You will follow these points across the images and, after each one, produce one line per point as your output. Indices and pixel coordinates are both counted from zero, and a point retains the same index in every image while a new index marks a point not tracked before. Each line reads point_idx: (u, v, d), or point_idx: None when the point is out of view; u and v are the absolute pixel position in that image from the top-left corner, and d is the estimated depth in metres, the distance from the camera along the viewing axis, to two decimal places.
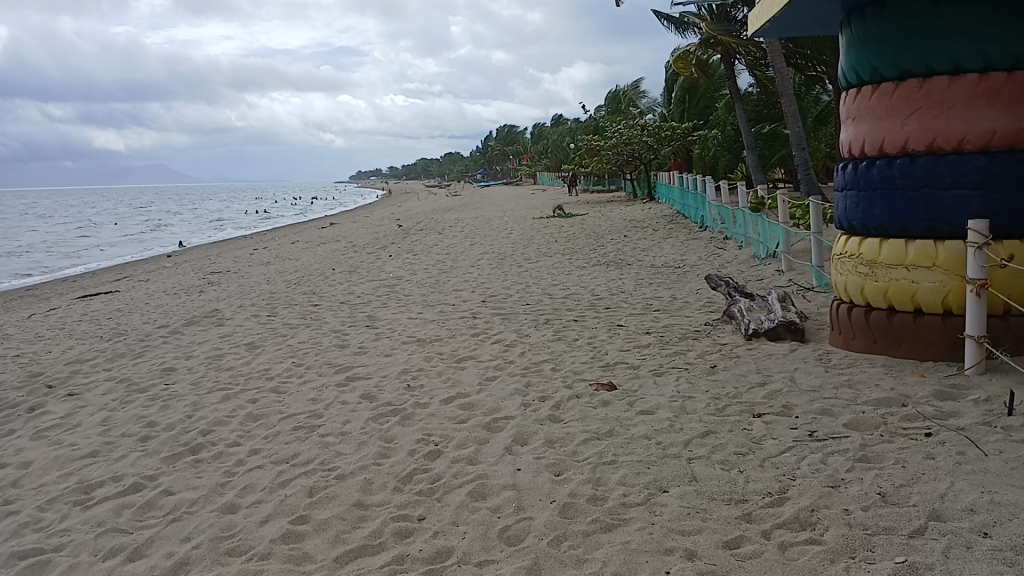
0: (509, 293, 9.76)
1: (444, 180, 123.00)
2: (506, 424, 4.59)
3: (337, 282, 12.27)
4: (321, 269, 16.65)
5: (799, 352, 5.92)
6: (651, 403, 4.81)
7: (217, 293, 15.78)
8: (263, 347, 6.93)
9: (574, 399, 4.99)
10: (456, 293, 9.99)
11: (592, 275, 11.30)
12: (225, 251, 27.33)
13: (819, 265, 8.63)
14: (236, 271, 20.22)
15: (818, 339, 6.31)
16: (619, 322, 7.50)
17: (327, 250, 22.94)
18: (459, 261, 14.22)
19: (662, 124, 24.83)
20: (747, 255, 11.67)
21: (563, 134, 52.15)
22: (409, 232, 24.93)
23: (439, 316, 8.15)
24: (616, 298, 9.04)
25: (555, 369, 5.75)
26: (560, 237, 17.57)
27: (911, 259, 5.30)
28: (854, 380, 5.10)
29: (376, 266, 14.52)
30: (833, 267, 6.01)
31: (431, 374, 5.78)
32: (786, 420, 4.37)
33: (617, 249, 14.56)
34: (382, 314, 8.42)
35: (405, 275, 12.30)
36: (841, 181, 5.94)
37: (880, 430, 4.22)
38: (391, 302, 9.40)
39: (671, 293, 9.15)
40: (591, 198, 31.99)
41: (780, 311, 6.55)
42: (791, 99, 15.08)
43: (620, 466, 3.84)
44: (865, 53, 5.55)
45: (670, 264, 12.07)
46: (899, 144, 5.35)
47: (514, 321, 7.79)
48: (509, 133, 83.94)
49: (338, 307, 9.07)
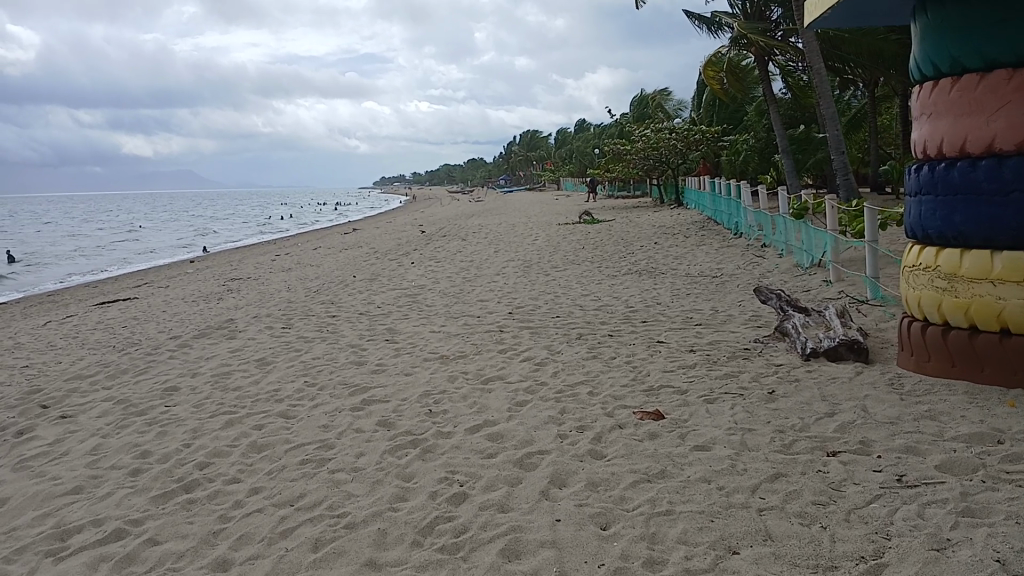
0: (538, 304, 9.20)
1: (468, 184, 122.80)
2: (541, 460, 4.02)
3: (359, 290, 11.80)
4: (342, 277, 16.21)
5: (866, 376, 5.30)
6: (705, 437, 4.24)
7: (235, 301, 15.39)
8: (274, 364, 6.44)
9: (617, 430, 4.43)
10: (481, 304, 9.47)
11: (625, 285, 10.71)
12: (246, 258, 27.07)
13: (873, 276, 8.00)
14: (257, 278, 19.85)
15: (885, 361, 5.68)
16: (659, 337, 6.92)
17: (349, 257, 22.54)
18: (484, 269, 13.71)
19: (691, 129, 24.18)
20: (789, 264, 11.01)
21: (587, 140, 51.61)
22: (432, 238, 24.46)
23: (464, 330, 7.62)
24: (652, 310, 8.44)
25: (593, 393, 5.18)
26: (588, 243, 16.99)
27: (997, 273, 4.65)
28: (935, 411, 4.46)
29: (397, 274, 14.06)
30: (904, 281, 5.38)
31: (455, 397, 5.24)
32: (867, 460, 3.76)
33: (648, 256, 13.95)
34: (403, 327, 7.90)
35: (427, 284, 11.80)
36: (914, 185, 5.31)
37: (979, 474, 3.53)
38: (412, 313, 8.89)
39: (712, 305, 8.55)
40: (616, 204, 31.34)
41: (841, 329, 5.96)
42: (831, 100, 14.39)
43: (679, 520, 3.26)
44: (943, 42, 4.92)
45: (706, 273, 11.43)
46: (985, 143, 4.71)
47: (544, 335, 7.23)
48: (533, 139, 83.48)
49: (357, 318, 8.58)
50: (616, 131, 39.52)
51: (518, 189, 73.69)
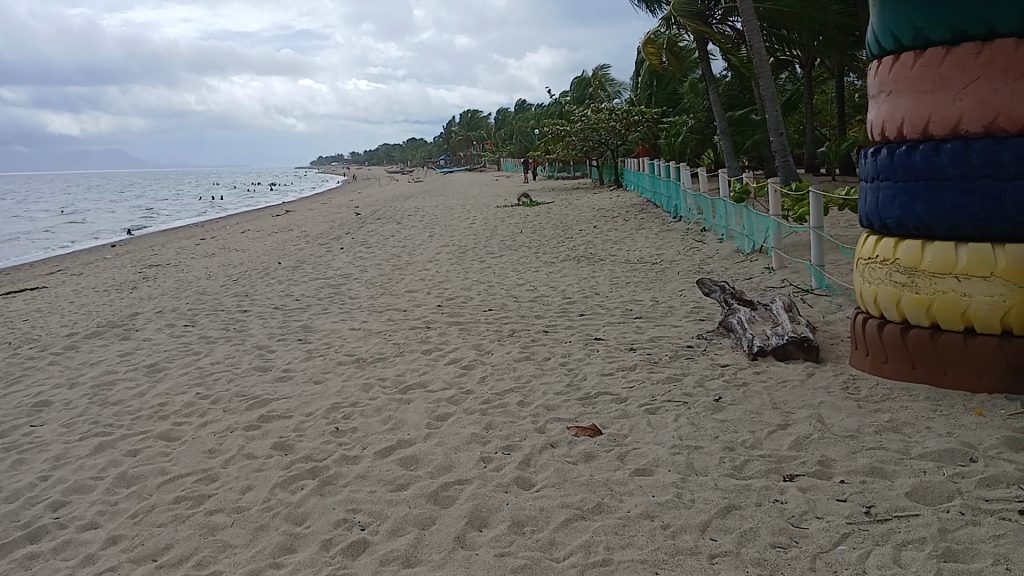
0: (469, 295, 8.62)
1: (408, 165, 121.03)
2: (459, 492, 3.45)
3: (280, 280, 11.01)
4: (267, 263, 15.34)
5: (818, 378, 4.87)
6: (647, 458, 3.74)
7: (150, 290, 14.41)
8: (166, 374, 5.73)
9: (549, 450, 3.89)
10: (409, 295, 8.85)
11: (562, 273, 10.20)
12: (169, 242, 25.73)
13: (819, 264, 7.66)
14: (177, 265, 18.76)
15: (836, 359, 5.28)
16: (596, 334, 6.42)
17: (277, 241, 21.57)
18: (415, 255, 13.06)
19: (630, 109, 23.79)
20: (730, 249, 10.67)
21: (526, 120, 51.00)
22: (366, 221, 23.63)
23: (386, 327, 6.99)
24: (590, 302, 7.94)
25: (524, 403, 4.64)
26: (525, 227, 16.45)
27: (962, 266, 4.30)
28: (897, 422, 4.04)
29: (323, 261, 13.29)
30: (857, 274, 4.98)
31: (368, 411, 4.62)
32: (829, 487, 3.31)
33: (587, 241, 13.48)
34: (319, 324, 7.21)
35: (353, 272, 11.11)
36: (870, 169, 4.88)
37: (955, 503, 3.10)
38: (332, 307, 8.21)
39: (652, 296, 8.10)
40: (555, 186, 30.87)
41: (789, 325, 5.53)
42: (770, 81, 14.09)
43: (618, 573, 2.74)
44: (905, 11, 4.51)
45: (646, 259, 11.00)
46: (950, 123, 4.32)
47: (473, 333, 6.65)
48: (472, 119, 82.39)
49: (270, 314, 7.87)
50: (555, 111, 38.97)
51: (457, 170, 72.58)
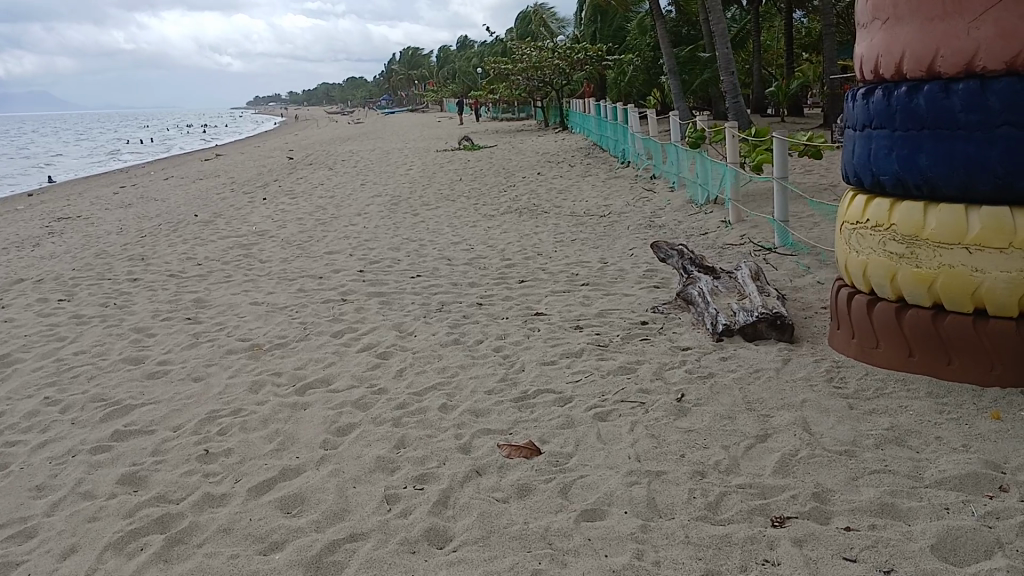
0: (397, 257, 7.68)
1: (351, 105, 117.43)
2: (351, 554, 2.61)
3: (188, 237, 9.88)
4: (183, 216, 14.07)
5: (798, 365, 4.11)
6: (596, 491, 2.93)
7: (52, 248, 13.09)
8: (15, 372, 4.73)
9: (474, 482, 3.04)
10: (328, 257, 7.87)
11: (502, 228, 9.30)
12: (86, 191, 23.94)
13: (782, 220, 6.91)
14: (88, 217, 17.32)
15: (815, 339, 4.54)
16: (536, 307, 5.57)
17: (201, 189, 20.15)
18: (343, 207, 11.98)
19: (574, 46, 22.66)
20: (683, 199, 9.87)
21: (468, 59, 49.24)
22: (296, 166, 22.24)
23: (295, 299, 6.04)
24: (531, 265, 7.08)
25: (445, 407, 3.78)
26: (465, 174, 15.42)
27: (974, 236, 3.57)
28: (900, 431, 3.32)
29: (242, 214, 12.13)
30: (842, 242, 4.23)
31: (251, 423, 3.73)
32: (834, 537, 2.55)
33: (530, 190, 12.55)
34: (217, 297, 6.21)
35: (271, 228, 10.03)
36: (859, 115, 4.07)
37: (997, 562, 2.38)
38: (237, 274, 7.21)
39: (600, 257, 7.28)
40: (498, 128, 29.71)
41: (758, 297, 4.75)
42: (720, 16, 13.18)
43: None
44: None
45: (593, 212, 10.15)
46: (963, 58, 3.53)
47: (396, 307, 5.75)
48: (412, 58, 79.50)
49: (162, 285, 6.83)
50: (498, 48, 37.49)
51: (400, 110, 70.36)
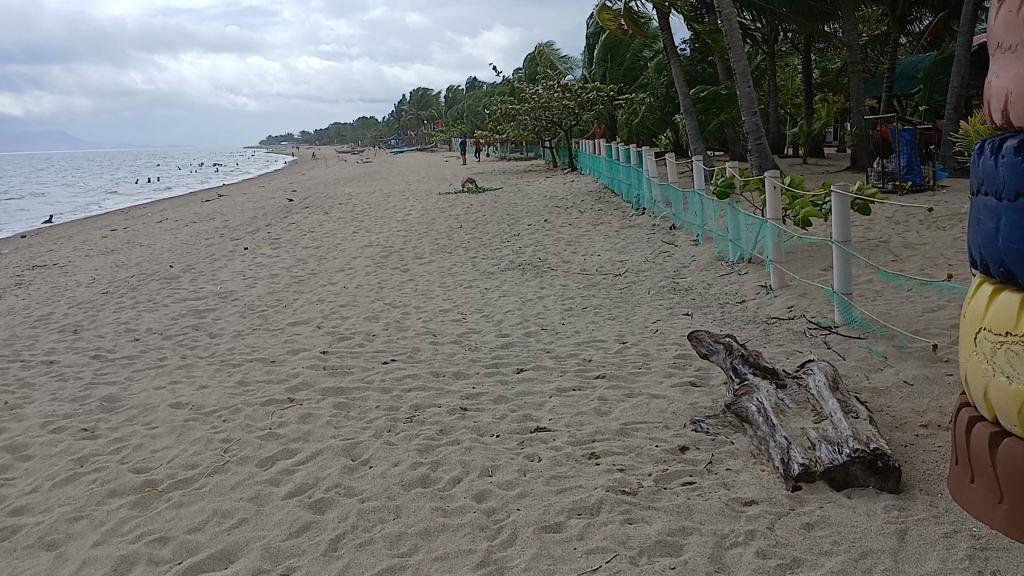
0: (373, 332, 6.41)
1: (359, 142, 118.03)
2: None
3: (143, 298, 8.66)
4: (159, 266, 12.92)
5: (928, 546, 2.74)
6: None
7: (14, 302, 11.92)
8: None
9: None
10: (292, 330, 6.63)
11: (501, 291, 8.00)
12: (74, 234, 22.87)
13: (843, 293, 5.59)
14: (65, 264, 16.22)
15: (932, 486, 3.17)
16: (536, 418, 4.25)
17: (191, 234, 19.10)
18: (327, 260, 10.79)
19: (584, 85, 21.58)
20: (710, 256, 8.56)
21: (476, 100, 48.66)
22: (292, 210, 21.18)
23: (233, 398, 4.74)
24: (532, 347, 5.76)
25: None
26: (465, 221, 14.24)
27: None
28: None
29: (217, 268, 10.94)
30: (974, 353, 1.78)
31: None
32: None
33: (535, 241, 11.29)
34: (136, 395, 4.91)
35: (239, 288, 8.81)
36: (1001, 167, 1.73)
37: None
38: (176, 354, 5.93)
39: (617, 334, 5.96)
40: (506, 168, 28.73)
41: (844, 420, 3.38)
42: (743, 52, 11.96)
43: None
44: None
45: (606, 269, 8.86)
46: None
47: (354, 411, 4.44)
48: (420, 98, 79.29)
49: (80, 372, 5.53)
50: (506, 88, 36.77)
51: (408, 150, 70.05)
